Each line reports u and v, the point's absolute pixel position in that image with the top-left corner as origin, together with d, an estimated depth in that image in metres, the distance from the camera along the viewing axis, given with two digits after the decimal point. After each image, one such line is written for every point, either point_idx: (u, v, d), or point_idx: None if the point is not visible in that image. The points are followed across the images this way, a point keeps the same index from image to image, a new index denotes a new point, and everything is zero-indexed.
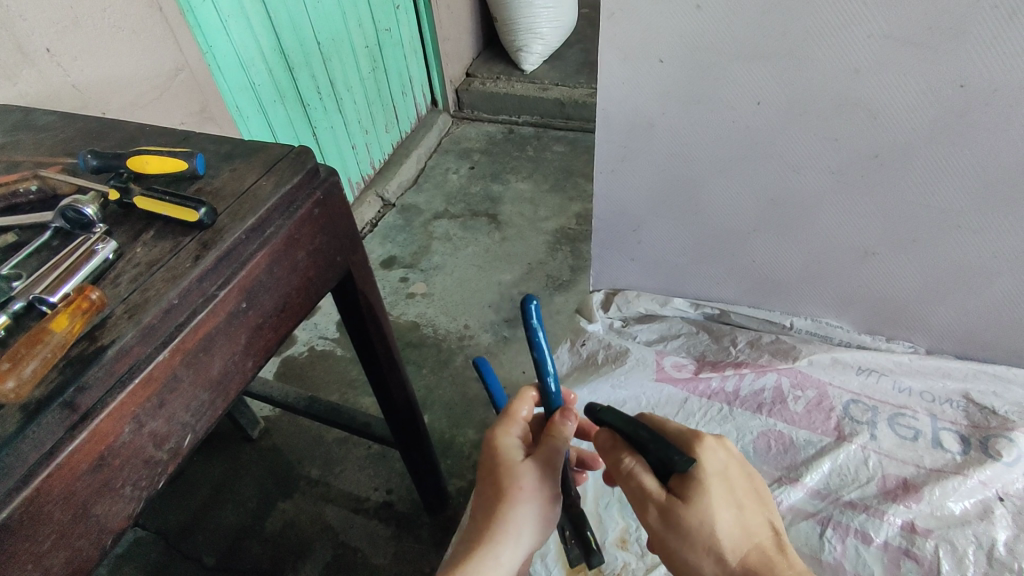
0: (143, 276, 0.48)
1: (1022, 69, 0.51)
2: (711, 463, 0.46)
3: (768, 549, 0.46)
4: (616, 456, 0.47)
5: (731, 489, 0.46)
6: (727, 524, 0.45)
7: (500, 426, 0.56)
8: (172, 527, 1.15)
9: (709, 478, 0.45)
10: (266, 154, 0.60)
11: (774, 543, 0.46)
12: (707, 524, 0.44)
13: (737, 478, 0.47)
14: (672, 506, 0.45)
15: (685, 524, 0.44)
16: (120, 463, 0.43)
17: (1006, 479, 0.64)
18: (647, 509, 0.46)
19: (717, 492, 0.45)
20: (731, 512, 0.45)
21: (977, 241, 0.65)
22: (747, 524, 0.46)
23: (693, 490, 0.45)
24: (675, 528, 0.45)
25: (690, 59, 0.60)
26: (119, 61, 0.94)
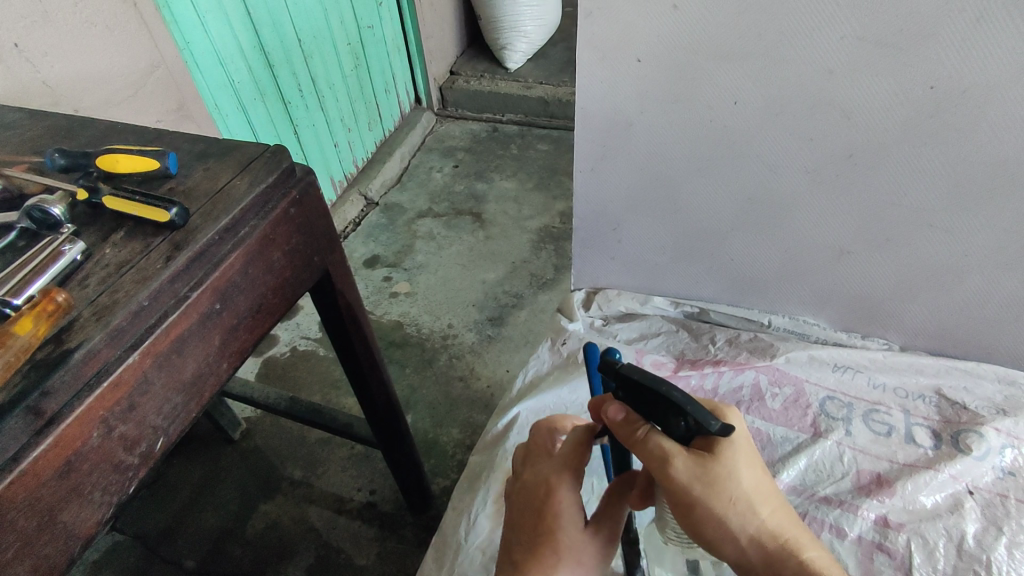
0: (113, 277, 0.47)
1: (989, 71, 0.52)
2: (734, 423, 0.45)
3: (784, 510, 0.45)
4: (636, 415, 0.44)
5: (752, 450, 0.44)
6: (751, 481, 0.43)
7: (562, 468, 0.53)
8: (151, 530, 1.13)
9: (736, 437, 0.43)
10: (240, 153, 0.59)
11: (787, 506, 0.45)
12: (733, 478, 0.42)
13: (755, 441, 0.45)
14: (699, 460, 0.43)
15: (714, 478, 0.42)
16: (89, 469, 0.43)
17: (976, 472, 0.65)
18: (672, 463, 0.43)
19: (742, 451, 0.43)
20: (755, 471, 0.44)
21: (947, 240, 0.66)
22: (766, 484, 0.44)
23: (720, 446, 0.43)
24: (701, 482, 0.42)
25: (667, 59, 0.61)
26: (91, 57, 0.92)
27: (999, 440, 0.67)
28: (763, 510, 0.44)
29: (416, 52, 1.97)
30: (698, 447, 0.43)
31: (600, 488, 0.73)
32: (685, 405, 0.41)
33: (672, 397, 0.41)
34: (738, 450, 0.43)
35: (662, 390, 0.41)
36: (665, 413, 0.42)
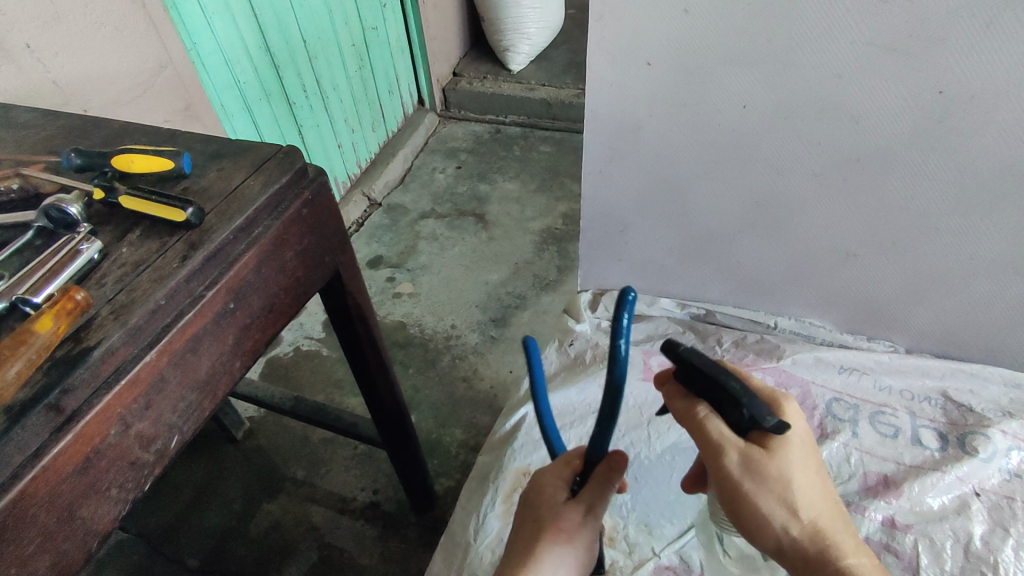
0: (129, 276, 0.48)
1: (998, 77, 0.53)
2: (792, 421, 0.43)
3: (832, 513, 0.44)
4: (690, 403, 0.42)
5: (806, 450, 0.43)
6: (802, 480, 0.42)
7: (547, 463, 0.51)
8: (154, 529, 1.13)
9: (791, 434, 0.42)
10: (254, 154, 0.60)
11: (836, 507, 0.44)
12: (784, 475, 0.42)
13: (812, 441, 0.44)
14: (752, 454, 0.41)
15: (764, 474, 0.41)
16: (106, 465, 0.43)
17: (982, 474, 0.66)
18: (726, 454, 0.41)
19: (795, 449, 0.42)
20: (807, 470, 0.43)
21: (953, 243, 0.66)
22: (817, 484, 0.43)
23: (774, 443, 0.42)
24: (753, 476, 0.41)
25: (678, 62, 0.61)
26: (100, 56, 0.93)
27: (1005, 442, 0.67)
28: (812, 511, 0.43)
29: (420, 53, 1.97)
30: (751, 440, 0.42)
31: None
32: (741, 396, 0.39)
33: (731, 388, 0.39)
34: (791, 447, 0.42)
35: (721, 377, 0.39)
36: (722, 399, 0.40)
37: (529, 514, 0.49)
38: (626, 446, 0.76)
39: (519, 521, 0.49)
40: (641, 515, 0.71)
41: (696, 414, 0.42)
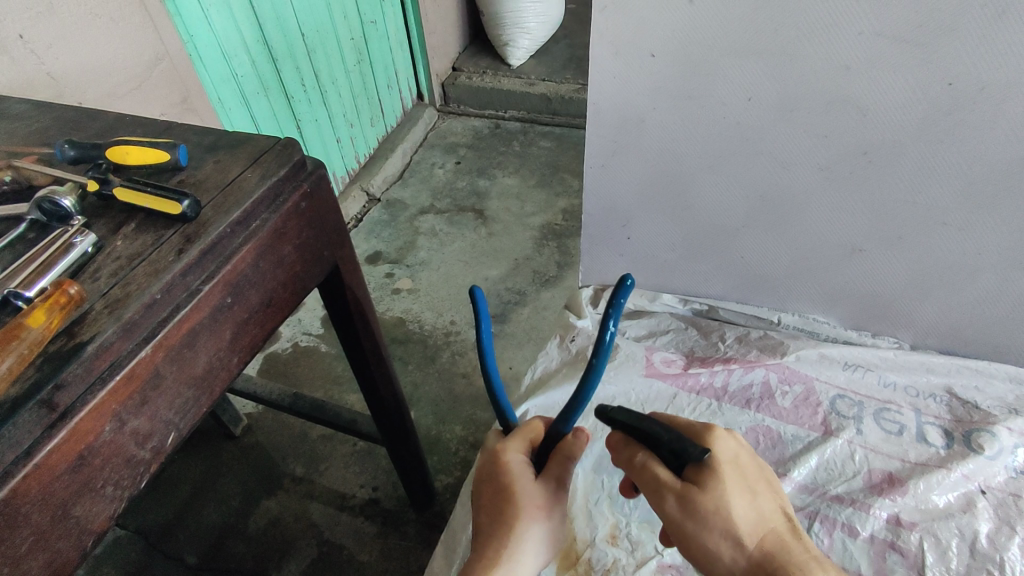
0: (124, 270, 0.47)
1: (1008, 69, 0.52)
2: (721, 449, 0.44)
3: (785, 535, 0.43)
4: (629, 452, 0.45)
5: (744, 476, 0.43)
6: (744, 509, 0.42)
7: (506, 441, 0.53)
8: (152, 526, 1.13)
9: (723, 464, 0.43)
10: (252, 146, 0.59)
11: (790, 528, 0.44)
12: (724, 509, 0.42)
13: (750, 465, 0.44)
14: (688, 493, 0.42)
15: (703, 512, 0.42)
16: (101, 463, 0.42)
17: (988, 472, 0.65)
18: (664, 498, 0.43)
19: (730, 477, 0.43)
20: (747, 496, 0.43)
21: (960, 238, 0.66)
22: (761, 507, 0.43)
23: (707, 477, 0.42)
24: (693, 516, 0.42)
25: (683, 54, 0.60)
26: (95, 48, 0.91)
27: (1011, 440, 0.67)
28: (761, 538, 0.42)
29: (419, 47, 1.96)
30: (688, 477, 0.43)
31: (610, 485, 0.72)
32: (661, 435, 0.43)
33: (652, 431, 0.43)
34: (725, 477, 0.42)
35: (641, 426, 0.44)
36: (648, 444, 0.44)
37: (498, 492, 0.50)
38: None
39: (489, 499, 0.51)
40: (644, 512, 0.70)
41: (633, 461, 0.45)
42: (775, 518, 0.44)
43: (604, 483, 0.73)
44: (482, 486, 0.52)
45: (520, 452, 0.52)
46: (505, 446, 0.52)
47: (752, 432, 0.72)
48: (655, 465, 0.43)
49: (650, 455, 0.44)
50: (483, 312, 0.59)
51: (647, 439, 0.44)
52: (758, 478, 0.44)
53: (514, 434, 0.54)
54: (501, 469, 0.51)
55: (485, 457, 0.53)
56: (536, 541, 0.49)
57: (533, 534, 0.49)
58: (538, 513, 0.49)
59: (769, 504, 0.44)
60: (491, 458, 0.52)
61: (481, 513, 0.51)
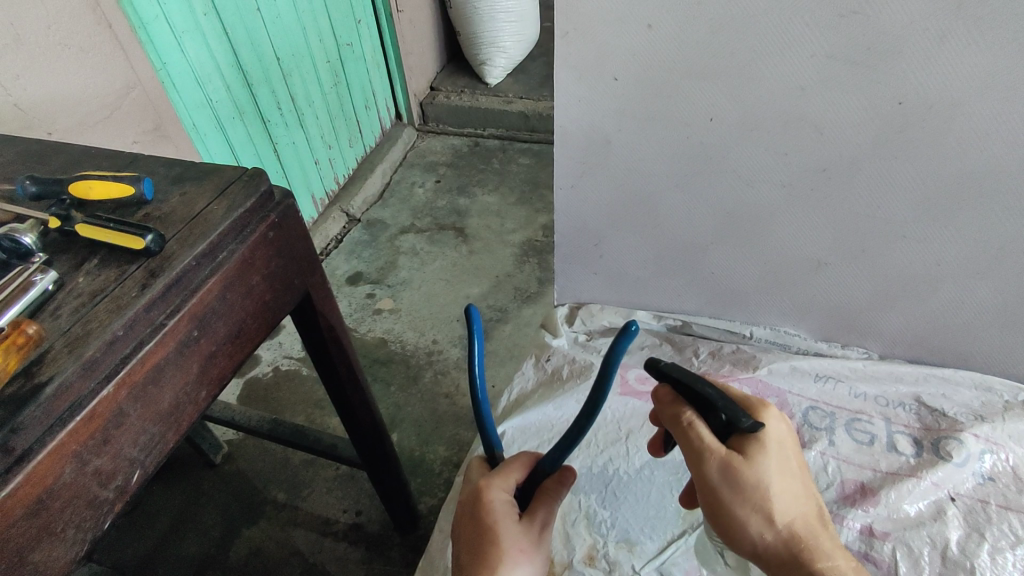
0: (85, 307, 0.46)
1: (954, 88, 0.54)
2: (772, 428, 0.46)
3: (812, 519, 0.46)
4: (677, 409, 0.47)
5: (786, 457, 0.46)
6: (781, 488, 0.45)
7: (490, 477, 0.53)
8: (130, 560, 1.10)
9: (771, 442, 0.46)
10: (218, 177, 0.59)
11: (816, 514, 0.47)
12: (764, 484, 0.44)
13: (793, 449, 0.47)
14: (732, 462, 0.45)
15: (743, 483, 0.44)
16: (61, 506, 0.41)
17: (957, 479, 0.66)
18: (708, 462, 0.45)
19: (774, 456, 0.45)
20: (786, 478, 0.46)
21: (921, 250, 0.67)
22: (796, 491, 0.46)
23: (754, 451, 0.45)
24: (733, 484, 0.44)
25: (644, 78, 0.61)
26: (64, 78, 0.91)
27: (978, 446, 0.68)
28: (791, 519, 0.45)
29: (397, 68, 1.97)
30: (732, 446, 0.46)
31: (588, 505, 0.72)
32: (718, 401, 0.45)
33: (708, 395, 0.45)
34: (770, 454, 0.45)
35: (698, 387, 0.45)
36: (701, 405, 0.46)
37: (481, 532, 0.50)
38: (604, 462, 0.75)
39: (472, 538, 0.50)
40: (621, 531, 0.70)
41: (679, 418, 0.46)
42: (806, 504, 0.47)
43: (581, 504, 0.72)
44: (464, 524, 0.52)
45: (506, 488, 0.53)
46: (489, 483, 0.53)
47: None
48: (702, 427, 0.46)
49: (698, 417, 0.46)
50: (475, 336, 0.60)
51: (701, 402, 0.46)
52: (798, 462, 0.47)
53: (498, 471, 0.55)
54: (484, 508, 0.51)
55: (469, 492, 0.54)
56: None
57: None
58: (524, 555, 0.49)
59: (803, 489, 0.47)
60: (475, 494, 0.53)
61: (464, 552, 0.51)
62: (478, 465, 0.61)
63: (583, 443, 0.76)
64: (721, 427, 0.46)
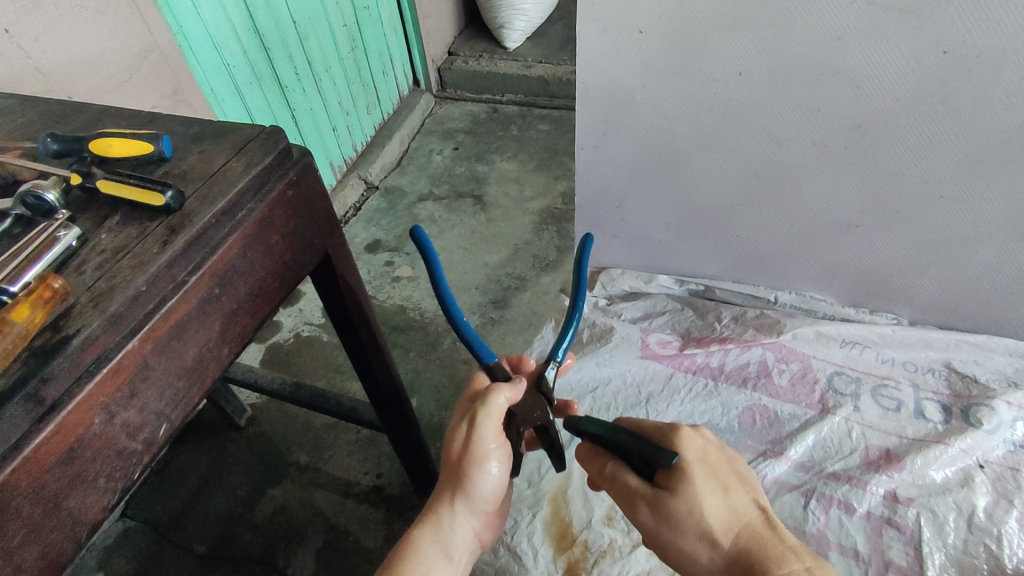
0: (109, 263, 0.47)
1: (1006, 34, 0.50)
2: (689, 449, 0.47)
3: (757, 528, 0.45)
4: (602, 462, 0.50)
5: (712, 472, 0.46)
6: (715, 507, 0.45)
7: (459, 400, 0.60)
8: (161, 517, 1.14)
9: (691, 465, 0.46)
10: (236, 135, 0.58)
11: (766, 522, 0.46)
12: (695, 511, 0.44)
13: (717, 463, 0.47)
14: (658, 499, 0.46)
15: (674, 515, 0.45)
16: (92, 455, 0.42)
17: (986, 447, 0.65)
18: (639, 506, 0.47)
19: (700, 476, 0.45)
20: (717, 493, 0.45)
21: (959, 211, 0.65)
22: (733, 504, 0.46)
23: (677, 481, 0.45)
24: (666, 522, 0.45)
25: (671, 31, 0.59)
26: (83, 42, 0.91)
27: (1010, 414, 0.66)
28: (734, 535, 0.45)
29: (414, 32, 1.93)
30: (658, 481, 0.46)
31: None
32: (629, 446, 0.46)
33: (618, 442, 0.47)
34: (694, 477, 0.45)
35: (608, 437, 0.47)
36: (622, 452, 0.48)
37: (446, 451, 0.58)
38: None
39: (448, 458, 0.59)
40: None
41: (605, 472, 0.49)
42: (747, 512, 0.46)
43: None
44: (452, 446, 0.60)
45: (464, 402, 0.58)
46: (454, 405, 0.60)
47: (749, 411, 0.73)
48: (628, 475, 0.48)
49: (621, 466, 0.49)
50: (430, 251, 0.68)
51: (618, 449, 0.48)
52: (727, 474, 0.47)
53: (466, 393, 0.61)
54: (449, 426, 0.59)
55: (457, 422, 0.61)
56: (460, 494, 0.54)
57: (456, 485, 0.54)
58: (451, 461, 0.54)
59: (743, 501, 0.46)
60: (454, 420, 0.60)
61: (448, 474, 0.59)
62: (477, 377, 0.63)
63: (605, 406, 0.77)
64: (642, 467, 0.47)
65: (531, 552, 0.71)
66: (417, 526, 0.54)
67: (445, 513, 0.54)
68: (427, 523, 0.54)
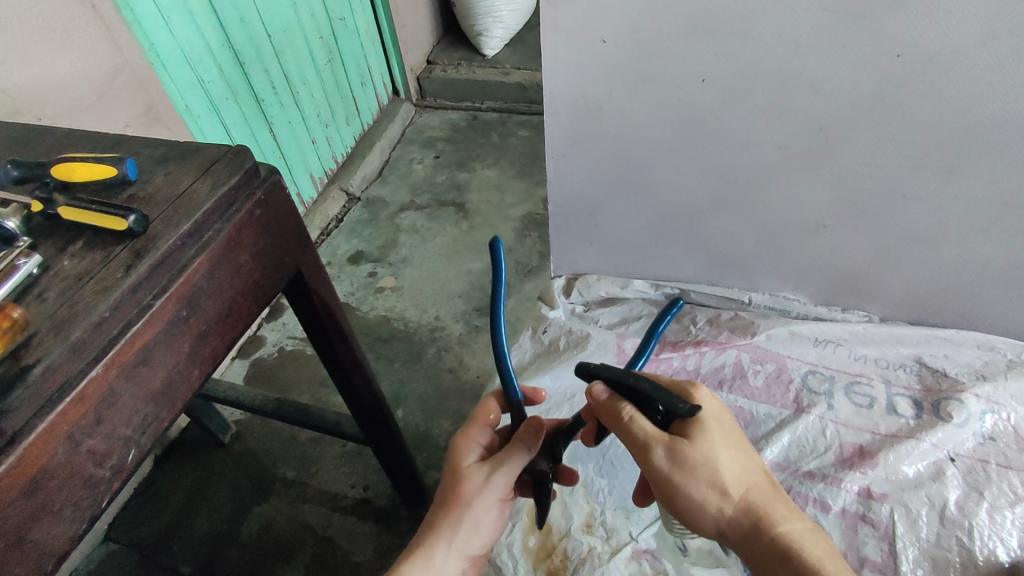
0: (71, 289, 0.46)
1: (957, 37, 0.51)
2: (707, 405, 0.48)
3: (763, 484, 0.47)
4: (616, 407, 0.49)
5: (727, 429, 0.47)
6: (728, 460, 0.46)
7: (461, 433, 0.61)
8: (145, 539, 1.13)
9: (709, 419, 0.47)
10: (202, 155, 0.58)
11: (770, 481, 0.48)
12: (712, 461, 0.46)
13: (730, 420, 0.48)
14: (677, 446, 0.46)
15: (690, 463, 0.45)
16: (57, 485, 0.42)
17: (956, 440, 0.66)
18: (653, 451, 0.46)
19: (717, 431, 0.47)
20: (730, 448, 0.47)
21: (922, 209, 0.66)
22: (743, 460, 0.47)
23: (697, 430, 0.46)
24: (681, 467, 0.46)
25: (633, 41, 0.60)
26: (50, 63, 0.90)
27: (979, 406, 0.67)
28: (743, 489, 0.47)
29: (391, 42, 1.93)
30: (674, 430, 0.47)
31: (586, 475, 0.76)
32: (652, 394, 0.46)
33: (644, 390, 0.46)
34: (712, 430, 0.46)
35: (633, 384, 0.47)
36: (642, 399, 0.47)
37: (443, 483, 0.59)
38: None
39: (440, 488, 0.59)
40: (618, 499, 0.74)
41: (620, 416, 0.48)
42: (755, 470, 0.48)
43: (580, 474, 0.77)
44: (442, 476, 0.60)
45: (478, 443, 0.61)
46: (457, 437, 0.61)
47: None
48: (643, 422, 0.47)
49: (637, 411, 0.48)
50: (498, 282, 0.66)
51: (638, 396, 0.47)
52: (739, 433, 0.48)
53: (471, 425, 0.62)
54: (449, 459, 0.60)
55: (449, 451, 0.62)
56: (460, 533, 0.56)
57: (458, 526, 0.56)
58: (461, 499, 0.56)
59: (750, 458, 0.48)
60: (451, 448, 0.61)
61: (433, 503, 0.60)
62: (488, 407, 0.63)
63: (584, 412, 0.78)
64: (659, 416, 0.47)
65: (511, 563, 0.71)
66: (408, 559, 0.55)
67: (439, 550, 0.55)
68: (419, 559, 0.55)
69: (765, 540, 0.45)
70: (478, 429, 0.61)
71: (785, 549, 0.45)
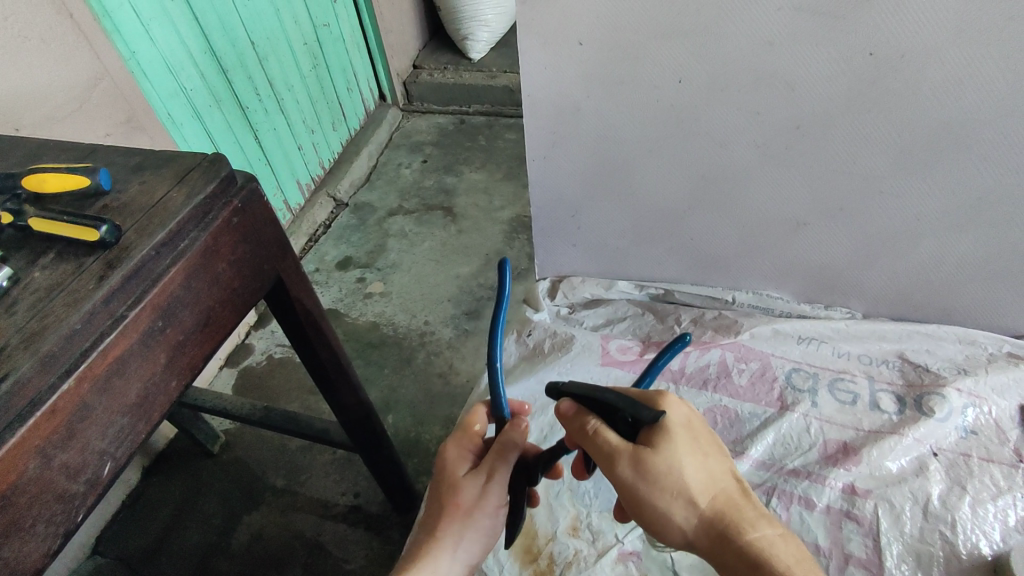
0: (42, 302, 0.46)
1: (928, 34, 0.52)
2: (673, 413, 0.47)
3: (732, 493, 0.46)
4: (582, 420, 0.48)
5: (694, 436, 0.46)
6: (694, 468, 0.45)
7: (449, 441, 0.60)
8: (133, 552, 1.11)
9: (674, 426, 0.46)
10: (178, 164, 0.57)
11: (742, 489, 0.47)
12: (676, 469, 0.44)
13: (698, 428, 0.47)
14: (641, 455, 0.45)
15: (654, 471, 0.45)
16: (29, 501, 0.41)
17: (938, 435, 0.67)
18: (617, 462, 0.46)
19: (682, 438, 0.46)
20: (696, 456, 0.46)
21: (899, 205, 0.66)
22: (712, 468, 0.46)
23: (660, 438, 0.45)
24: (645, 477, 0.45)
25: (610, 42, 0.60)
26: (27, 73, 0.89)
27: (960, 401, 0.68)
28: (712, 499, 0.45)
29: (377, 47, 1.93)
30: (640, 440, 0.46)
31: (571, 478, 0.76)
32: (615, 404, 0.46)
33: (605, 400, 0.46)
34: (677, 438, 0.45)
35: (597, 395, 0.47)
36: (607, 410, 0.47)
37: (435, 494, 0.58)
38: None
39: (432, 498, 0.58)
40: (603, 502, 0.74)
41: (585, 428, 0.48)
42: (725, 478, 0.46)
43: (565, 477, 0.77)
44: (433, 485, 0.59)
45: (468, 451, 0.59)
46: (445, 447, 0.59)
47: (710, 412, 0.73)
48: (609, 433, 0.47)
49: (603, 423, 0.48)
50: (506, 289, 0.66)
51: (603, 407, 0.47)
52: (708, 440, 0.47)
53: (458, 432, 0.60)
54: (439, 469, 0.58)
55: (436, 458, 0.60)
56: (461, 542, 0.56)
57: (460, 535, 0.56)
58: (460, 511, 0.55)
59: (720, 467, 0.47)
60: (439, 457, 0.59)
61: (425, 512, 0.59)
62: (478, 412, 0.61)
63: None
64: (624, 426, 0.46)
65: (497, 568, 0.70)
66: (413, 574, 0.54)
67: (443, 560, 0.56)
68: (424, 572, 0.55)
69: (734, 550, 0.44)
70: (467, 435, 0.59)
71: (755, 558, 0.43)
